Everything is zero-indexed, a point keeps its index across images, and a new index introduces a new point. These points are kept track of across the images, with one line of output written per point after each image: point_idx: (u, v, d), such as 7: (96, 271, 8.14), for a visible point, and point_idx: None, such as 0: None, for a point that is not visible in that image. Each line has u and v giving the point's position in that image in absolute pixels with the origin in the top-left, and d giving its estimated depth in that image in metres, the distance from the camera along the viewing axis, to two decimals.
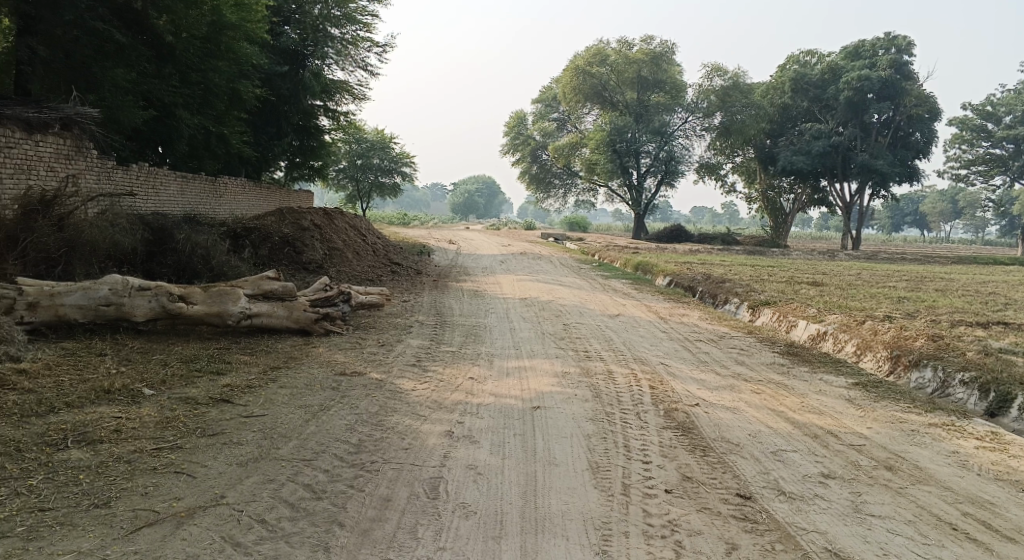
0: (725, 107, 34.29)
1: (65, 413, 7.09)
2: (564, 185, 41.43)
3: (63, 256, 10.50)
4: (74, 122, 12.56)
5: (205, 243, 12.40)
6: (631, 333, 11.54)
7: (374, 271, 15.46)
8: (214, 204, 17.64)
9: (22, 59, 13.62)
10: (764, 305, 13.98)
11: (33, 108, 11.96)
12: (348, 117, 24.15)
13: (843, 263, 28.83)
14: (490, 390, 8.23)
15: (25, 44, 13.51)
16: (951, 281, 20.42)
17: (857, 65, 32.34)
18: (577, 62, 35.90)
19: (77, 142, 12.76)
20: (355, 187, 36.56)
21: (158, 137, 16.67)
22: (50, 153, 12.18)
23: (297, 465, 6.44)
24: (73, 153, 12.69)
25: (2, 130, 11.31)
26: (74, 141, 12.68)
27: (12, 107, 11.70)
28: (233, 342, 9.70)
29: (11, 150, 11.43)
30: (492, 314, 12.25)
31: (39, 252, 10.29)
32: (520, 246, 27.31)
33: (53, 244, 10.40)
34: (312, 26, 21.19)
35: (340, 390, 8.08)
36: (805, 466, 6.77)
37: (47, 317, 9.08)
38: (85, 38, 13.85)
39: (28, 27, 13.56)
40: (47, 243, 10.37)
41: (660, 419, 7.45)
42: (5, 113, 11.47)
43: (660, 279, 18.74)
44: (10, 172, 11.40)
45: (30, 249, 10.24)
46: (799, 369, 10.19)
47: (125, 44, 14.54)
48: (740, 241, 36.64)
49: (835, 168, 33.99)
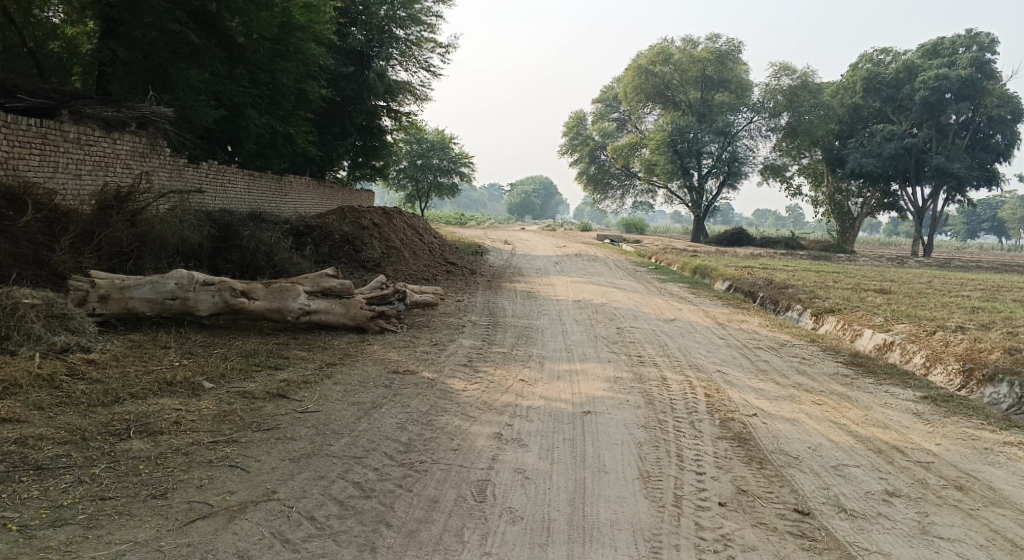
0: (793, 107, 33.60)
1: (128, 404, 7.27)
2: (622, 186, 41.13)
3: (135, 251, 10.78)
4: (149, 120, 12.90)
5: (269, 240, 12.61)
6: (688, 338, 11.38)
7: (431, 270, 15.54)
8: (278, 201, 17.96)
9: (103, 61, 14.02)
10: (828, 312, 13.65)
11: (112, 107, 12.30)
12: (410, 117, 24.37)
13: (914, 269, 27.99)
14: (541, 393, 8.17)
15: (106, 45, 13.90)
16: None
17: (936, 62, 31.42)
18: (640, 61, 35.49)
19: (151, 141, 13.10)
20: (414, 186, 36.88)
21: (227, 136, 17.02)
22: (125, 151, 12.51)
23: (348, 463, 6.48)
24: (147, 150, 13.04)
25: (83, 127, 11.66)
26: (149, 140, 13.03)
27: (92, 105, 12.05)
28: (292, 338, 9.84)
29: (90, 147, 11.78)
30: (548, 316, 12.21)
31: (112, 246, 10.56)
32: (578, 247, 27.20)
33: (125, 238, 10.67)
34: (378, 27, 21.48)
35: (393, 388, 8.12)
36: (867, 483, 6.55)
37: (117, 309, 9.30)
38: (162, 39, 14.19)
39: (108, 29, 13.96)
40: (120, 237, 10.65)
41: (715, 428, 7.30)
42: (85, 111, 11.81)
43: (719, 283, 18.47)
44: (89, 168, 11.75)
45: (104, 243, 10.52)
46: (864, 381, 9.91)
47: (199, 46, 14.88)
48: (804, 246, 35.88)
49: (907, 172, 33.05)
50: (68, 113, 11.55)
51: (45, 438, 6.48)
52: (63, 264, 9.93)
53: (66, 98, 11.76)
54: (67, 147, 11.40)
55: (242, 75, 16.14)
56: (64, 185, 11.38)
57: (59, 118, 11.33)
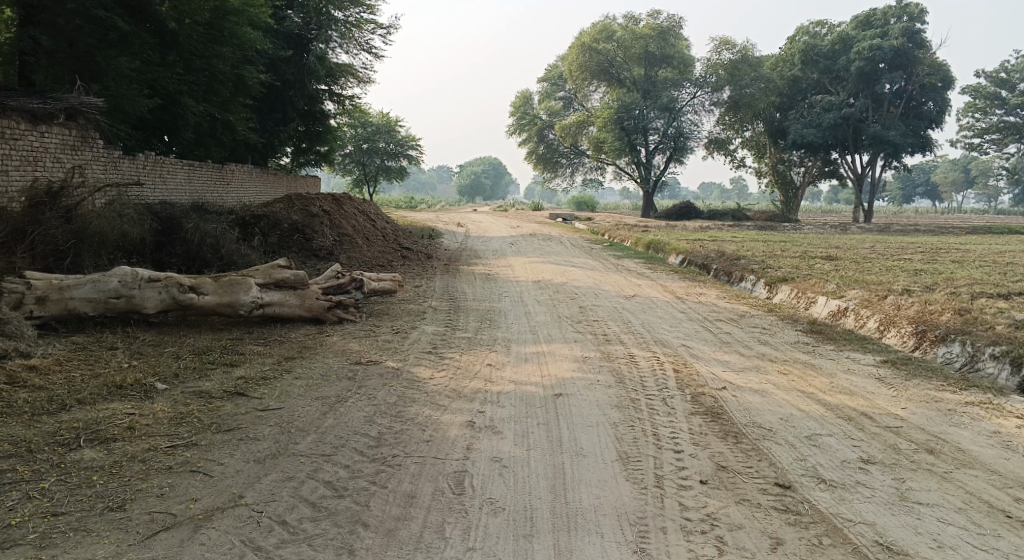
0: (734, 81, 33.81)
1: (76, 410, 6.92)
2: (571, 165, 41.04)
3: (72, 249, 10.31)
4: (79, 111, 12.37)
5: (214, 232, 12.20)
6: (649, 314, 11.33)
7: (385, 256, 15.24)
8: (222, 192, 17.44)
9: (26, 50, 13.37)
10: (781, 281, 13.72)
11: (38, 99, 11.75)
12: (354, 101, 23.88)
13: (856, 236, 28.44)
14: (509, 377, 8.01)
15: (29, 34, 13.24)
16: (969, 252, 20.11)
17: (869, 33, 31.90)
18: (583, 38, 35.40)
19: (82, 133, 12.56)
20: (361, 171, 36.36)
21: (164, 126, 16.45)
22: (55, 144, 11.98)
23: (317, 461, 6.25)
24: (79, 143, 12.50)
25: (7, 121, 11.10)
26: (79, 132, 12.49)
27: (15, 98, 11.48)
28: (246, 333, 9.53)
29: (17, 142, 11.24)
30: (507, 298, 12.04)
31: (47, 245, 10.08)
32: (530, 227, 27.05)
33: (60, 236, 10.20)
34: (316, 9, 20.83)
35: (357, 380, 7.89)
36: (842, 451, 6.55)
37: (57, 311, 8.90)
38: (89, 26, 13.59)
39: (29, 17, 13.31)
40: (55, 235, 10.18)
41: (688, 404, 7.23)
42: (9, 104, 11.26)
43: (673, 257, 18.47)
44: (16, 164, 11.20)
45: (38, 242, 10.04)
46: (824, 348, 9.95)
47: (129, 32, 14.28)
48: (752, 217, 36.25)
49: (846, 141, 33.52)
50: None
51: None
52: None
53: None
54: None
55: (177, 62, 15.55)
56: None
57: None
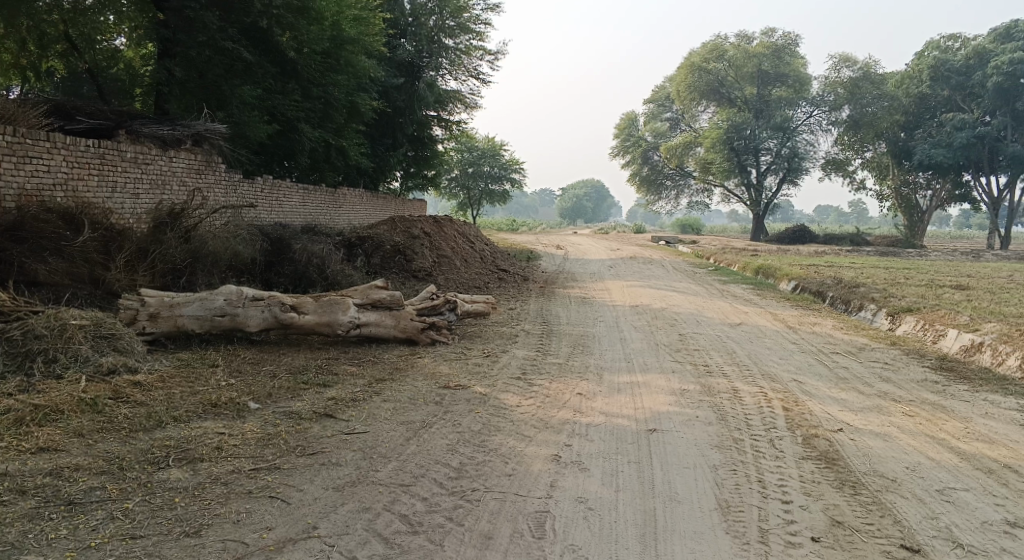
0: (855, 99, 32.40)
1: (172, 428, 6.92)
2: (676, 186, 40.14)
3: (188, 267, 10.52)
4: (204, 137, 12.69)
5: (321, 252, 12.29)
6: (756, 344, 10.69)
7: (483, 277, 15.06)
8: (333, 213, 17.71)
9: (160, 81, 13.83)
10: (906, 311, 12.75)
11: (167, 126, 12.14)
12: (460, 126, 23.98)
13: (990, 263, 26.56)
14: (600, 408, 7.59)
15: (163, 66, 13.72)
16: None
17: (1009, 47, 29.98)
18: (692, 58, 34.76)
19: (206, 158, 12.92)
20: (467, 194, 36.63)
21: (281, 151, 16.81)
22: (182, 168, 12.32)
23: (394, 491, 6.01)
24: (203, 167, 12.85)
25: (140, 146, 11.47)
26: (204, 157, 12.84)
27: (148, 124, 11.86)
28: (342, 353, 9.45)
29: (148, 166, 11.62)
30: (605, 323, 11.60)
31: (166, 264, 10.31)
32: (633, 250, 26.43)
33: (178, 255, 10.42)
34: (427, 37, 21.14)
35: (444, 405, 7.63)
36: (981, 510, 5.83)
37: (167, 327, 9.02)
38: (216, 57, 14.01)
39: (165, 49, 13.83)
40: (173, 255, 10.40)
41: (798, 447, 6.63)
42: (141, 130, 11.63)
43: (784, 283, 17.60)
44: (146, 187, 11.59)
45: (159, 261, 10.27)
46: (957, 388, 9.08)
47: (252, 62, 14.68)
48: (872, 241, 34.50)
49: (980, 162, 31.45)
50: (125, 133, 11.35)
51: (82, 468, 6.15)
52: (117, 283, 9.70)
53: (122, 118, 11.60)
54: (126, 166, 11.22)
55: (295, 89, 15.89)
56: (121, 204, 11.19)
57: (116, 138, 11.13)
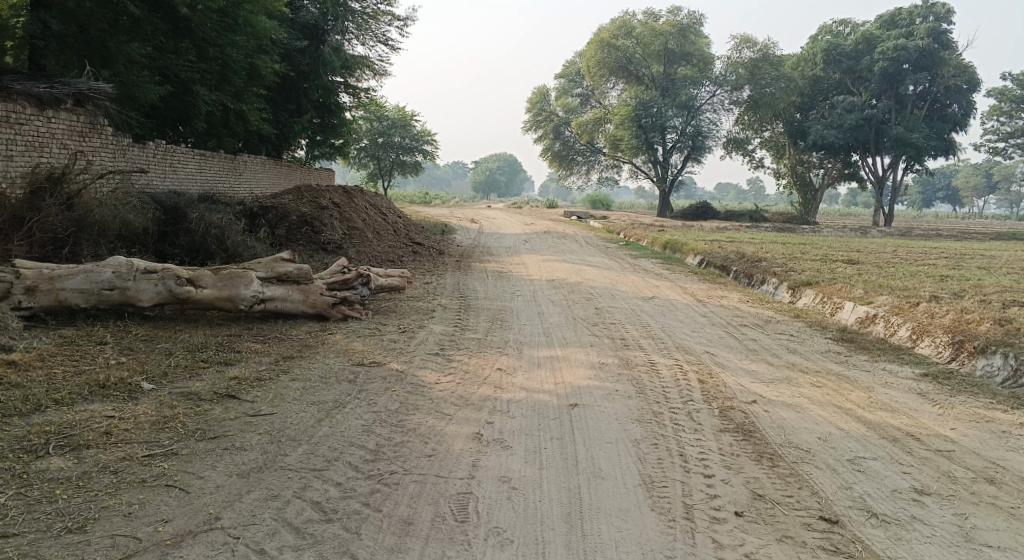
0: (755, 80, 33.17)
1: (53, 412, 6.40)
2: (587, 162, 40.28)
3: (72, 236, 9.80)
4: (88, 97, 11.82)
5: (220, 222, 11.69)
6: (668, 317, 10.74)
7: (395, 251, 14.66)
8: (234, 183, 16.94)
9: (37, 34, 12.84)
10: (806, 285, 13.06)
11: (45, 83, 11.23)
12: (369, 94, 23.34)
13: (876, 239, 27.65)
14: (520, 384, 7.44)
15: (39, 18, 12.74)
16: (996, 258, 19.33)
17: (895, 32, 31.07)
18: (601, 35, 34.71)
19: (91, 119, 12.05)
20: (376, 165, 35.89)
21: (174, 117, 15.93)
22: (62, 130, 11.48)
23: (306, 477, 5.70)
24: (87, 130, 11.99)
25: (13, 105, 10.64)
26: (88, 118, 11.97)
27: (21, 81, 10.99)
28: (245, 329, 8.98)
29: (22, 127, 10.77)
30: (520, 297, 11.46)
31: (46, 233, 9.58)
32: (544, 224, 26.41)
33: (60, 223, 9.70)
34: (333, 0, 20.40)
35: (357, 383, 7.33)
36: (891, 479, 5.94)
37: (47, 302, 8.40)
38: (100, 10, 13.10)
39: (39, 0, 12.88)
40: (55, 223, 9.67)
41: (716, 419, 6.62)
42: (14, 87, 10.77)
43: (690, 258, 17.83)
44: (21, 149, 10.75)
45: (37, 229, 9.53)
46: (858, 358, 9.32)
47: (141, 18, 13.81)
48: (770, 218, 35.50)
49: (868, 143, 32.70)
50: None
51: None
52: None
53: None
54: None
55: (188, 49, 15.08)
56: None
57: None
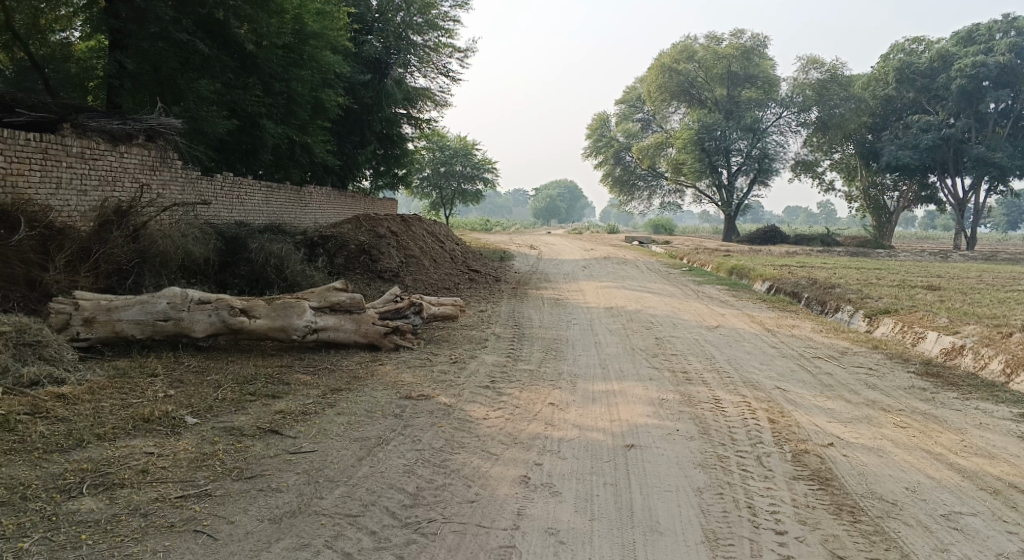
0: (823, 101, 32.17)
1: (93, 448, 6.22)
2: (650, 187, 39.64)
3: (135, 268, 9.72)
4: (158, 132, 11.90)
5: (279, 251, 11.59)
6: (735, 348, 10.17)
7: (452, 279, 14.36)
8: (299, 212, 16.95)
9: (111, 74, 13.02)
10: (883, 313, 12.30)
11: (118, 119, 11.32)
12: (431, 124, 23.31)
13: (958, 263, 26.34)
14: (574, 420, 7.00)
15: (113, 59, 12.90)
16: None
17: (972, 49, 29.83)
18: (663, 59, 34.17)
19: (162, 154, 12.10)
20: (438, 194, 35.88)
21: (242, 149, 15.93)
22: (134, 164, 11.51)
23: (340, 524, 5.41)
24: (158, 163, 12.04)
25: (86, 141, 10.66)
26: (159, 152, 12.02)
27: (95, 117, 11.05)
28: (296, 359, 8.74)
29: (96, 162, 10.81)
30: (578, 326, 11.02)
31: (111, 264, 9.52)
32: (606, 250, 25.91)
33: (125, 254, 9.63)
34: (395, 33, 20.52)
35: (404, 418, 6.99)
36: (994, 540, 5.34)
37: (104, 333, 8.29)
38: (170, 49, 13.24)
39: (115, 41, 13.10)
40: (120, 255, 9.60)
41: (788, 465, 6.07)
42: (88, 123, 10.83)
43: (758, 284, 17.13)
44: (95, 183, 10.78)
45: (102, 261, 9.46)
46: (946, 395, 8.61)
47: (211, 55, 13.94)
48: (842, 242, 34.28)
49: (946, 163, 31.37)
50: (70, 126, 10.56)
51: None
52: (58, 284, 8.91)
53: (68, 111, 10.80)
54: (70, 161, 10.41)
55: (256, 84, 15.02)
56: (66, 202, 10.38)
57: (61, 131, 10.36)
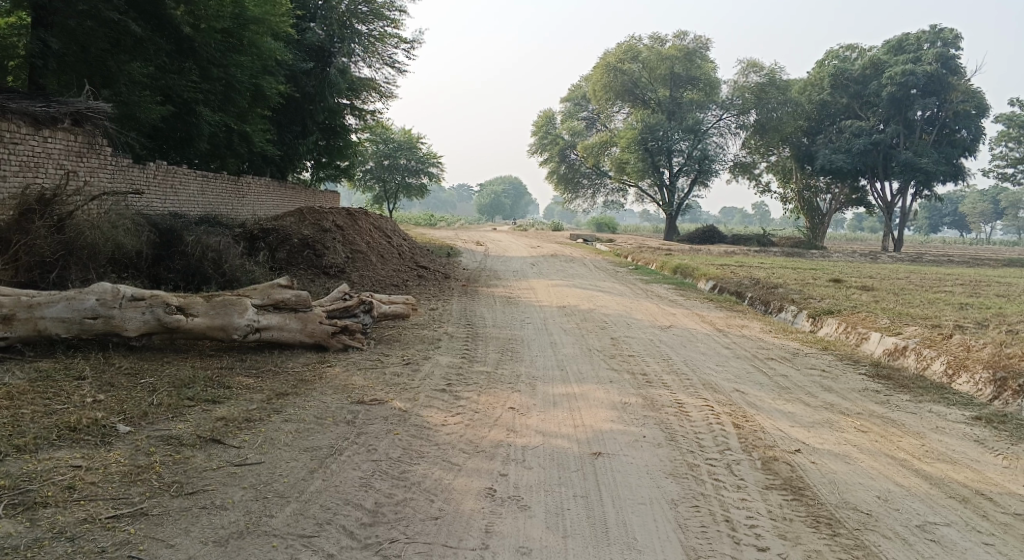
0: (761, 104, 32.56)
1: (13, 462, 5.76)
2: (592, 185, 39.68)
3: (61, 260, 9.09)
4: (86, 116, 11.21)
5: (217, 244, 11.06)
6: (689, 349, 10.02)
7: (400, 275, 13.95)
8: (237, 205, 16.30)
9: (34, 52, 12.26)
10: (827, 313, 12.31)
11: (41, 101, 10.62)
12: (376, 116, 22.79)
13: (887, 264, 26.91)
14: (536, 426, 6.74)
15: (38, 36, 12.17)
16: (1013, 286, 18.52)
17: (902, 58, 30.44)
18: (607, 58, 34.15)
19: (90, 139, 11.41)
20: (382, 187, 35.34)
21: (177, 138, 15.21)
22: (59, 150, 10.83)
23: (293, 547, 5.15)
24: (85, 150, 11.36)
25: (6, 124, 10.01)
26: (86, 138, 11.33)
27: (16, 99, 10.37)
28: (237, 360, 8.27)
29: (16, 147, 10.14)
30: (531, 326, 10.75)
31: (33, 256, 8.88)
32: (550, 247, 25.71)
33: (49, 246, 9.01)
34: (339, 22, 19.98)
35: (357, 425, 6.63)
36: (972, 553, 5.29)
37: (25, 331, 7.72)
38: (100, 29, 12.53)
39: (40, 18, 12.34)
40: (43, 246, 8.96)
41: (759, 473, 5.97)
42: (8, 105, 10.13)
43: (702, 283, 17.10)
44: (14, 169, 10.11)
45: (22, 252, 8.80)
46: (898, 398, 8.55)
47: (144, 37, 13.23)
48: (777, 242, 34.78)
49: (877, 167, 32.04)
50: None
51: None
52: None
53: None
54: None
55: (192, 69, 14.43)
56: None
57: None
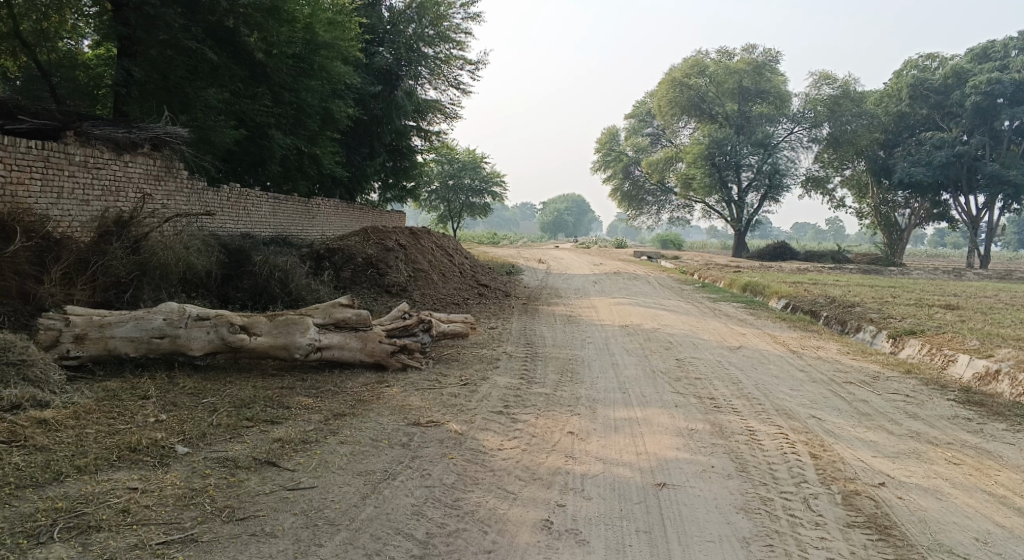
0: (835, 117, 31.61)
1: (71, 483, 5.75)
2: (658, 202, 39.06)
3: (135, 281, 9.17)
4: (164, 141, 11.37)
5: (284, 264, 11.06)
6: (760, 372, 9.56)
7: (461, 294, 13.82)
8: (307, 224, 16.43)
9: (117, 81, 12.56)
10: (908, 334, 11.65)
11: (123, 127, 10.79)
12: (440, 136, 22.82)
13: (973, 282, 25.70)
14: (596, 453, 6.48)
15: (121, 66, 12.47)
16: None
17: (987, 66, 29.20)
18: (674, 74, 33.65)
19: (167, 163, 11.57)
20: (447, 207, 35.42)
21: (249, 160, 15.36)
22: (138, 174, 10.98)
23: None
24: (163, 174, 11.51)
25: (92, 149, 10.17)
26: (164, 162, 11.49)
27: (100, 125, 10.53)
28: (298, 380, 8.17)
29: (100, 171, 10.30)
30: (594, 346, 10.45)
31: (109, 277, 8.98)
32: (615, 265, 25.31)
33: (124, 267, 9.09)
34: (406, 45, 20.09)
35: (412, 449, 6.45)
36: None
37: (95, 351, 7.76)
38: (179, 57, 12.79)
39: (123, 49, 12.65)
40: (118, 267, 9.05)
41: (840, 509, 5.82)
42: (92, 131, 10.31)
43: (774, 301, 16.51)
44: (99, 193, 10.26)
45: (99, 273, 8.92)
46: (993, 427, 7.97)
47: (220, 64, 13.44)
48: (852, 259, 33.64)
49: (959, 180, 30.75)
50: (73, 134, 10.06)
51: None
52: (53, 297, 8.33)
53: (71, 119, 10.28)
54: (73, 170, 9.92)
55: (265, 94, 14.50)
56: (68, 212, 9.87)
57: (63, 139, 9.87)
